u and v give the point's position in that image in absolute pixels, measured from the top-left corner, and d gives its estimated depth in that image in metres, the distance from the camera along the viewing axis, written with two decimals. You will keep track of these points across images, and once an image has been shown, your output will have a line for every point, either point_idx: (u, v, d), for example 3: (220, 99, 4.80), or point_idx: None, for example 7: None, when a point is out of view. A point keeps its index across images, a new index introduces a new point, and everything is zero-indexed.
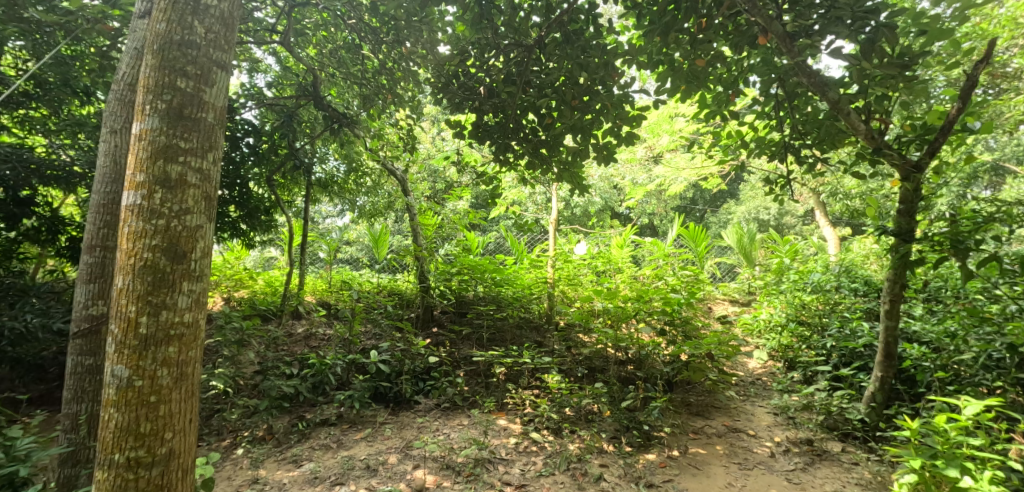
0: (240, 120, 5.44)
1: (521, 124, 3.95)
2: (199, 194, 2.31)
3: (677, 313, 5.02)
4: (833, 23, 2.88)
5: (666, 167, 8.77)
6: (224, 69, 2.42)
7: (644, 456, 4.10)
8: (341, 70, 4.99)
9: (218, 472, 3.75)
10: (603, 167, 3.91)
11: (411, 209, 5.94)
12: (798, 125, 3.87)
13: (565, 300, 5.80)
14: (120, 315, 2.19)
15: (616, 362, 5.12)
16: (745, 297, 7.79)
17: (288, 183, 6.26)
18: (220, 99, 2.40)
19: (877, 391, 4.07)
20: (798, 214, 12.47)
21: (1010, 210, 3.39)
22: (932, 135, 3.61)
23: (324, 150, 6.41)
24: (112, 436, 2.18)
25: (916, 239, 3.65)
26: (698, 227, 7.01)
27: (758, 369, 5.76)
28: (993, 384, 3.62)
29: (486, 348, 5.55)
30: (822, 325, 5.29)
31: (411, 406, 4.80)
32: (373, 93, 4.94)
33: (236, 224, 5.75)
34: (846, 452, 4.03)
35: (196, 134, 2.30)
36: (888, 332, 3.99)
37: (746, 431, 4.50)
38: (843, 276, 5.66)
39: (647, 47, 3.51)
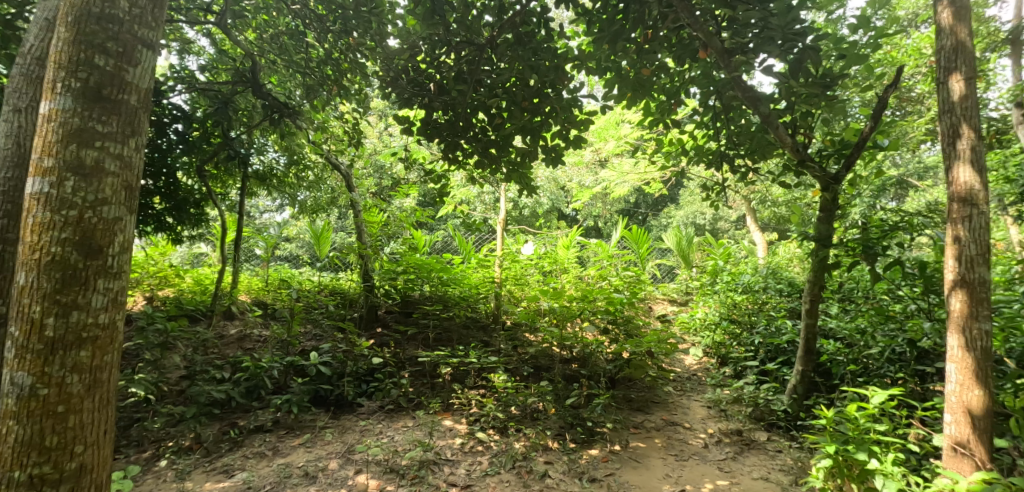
0: (168, 104, 4.95)
1: (471, 122, 3.95)
2: (119, 183, 2.11)
3: (619, 312, 5.21)
4: (766, 43, 3.13)
5: (612, 170, 9.07)
6: (152, 49, 2.24)
7: (588, 452, 4.18)
8: (282, 57, 4.66)
9: (137, 486, 3.41)
10: (552, 169, 4.04)
11: (353, 206, 5.65)
12: (733, 136, 4.16)
13: (511, 300, 5.89)
14: (21, 317, 1.96)
15: (561, 361, 5.28)
16: (683, 296, 8.21)
17: (221, 174, 5.88)
18: (146, 81, 2.21)
19: (798, 383, 4.46)
20: (731, 220, 13.30)
21: (912, 220, 3.79)
22: (848, 150, 3.96)
23: (262, 140, 6.01)
24: (9, 451, 1.94)
25: (833, 244, 4.04)
26: (640, 230, 7.31)
27: (694, 364, 6.12)
28: (896, 375, 4.00)
29: (432, 348, 5.51)
30: (751, 323, 5.69)
31: (354, 408, 4.65)
32: (318, 83, 4.73)
33: (161, 217, 5.27)
34: (771, 441, 4.32)
35: (117, 117, 2.11)
36: (809, 329, 4.36)
37: (682, 424, 4.74)
38: (771, 278, 6.11)
39: (596, 53, 3.66)
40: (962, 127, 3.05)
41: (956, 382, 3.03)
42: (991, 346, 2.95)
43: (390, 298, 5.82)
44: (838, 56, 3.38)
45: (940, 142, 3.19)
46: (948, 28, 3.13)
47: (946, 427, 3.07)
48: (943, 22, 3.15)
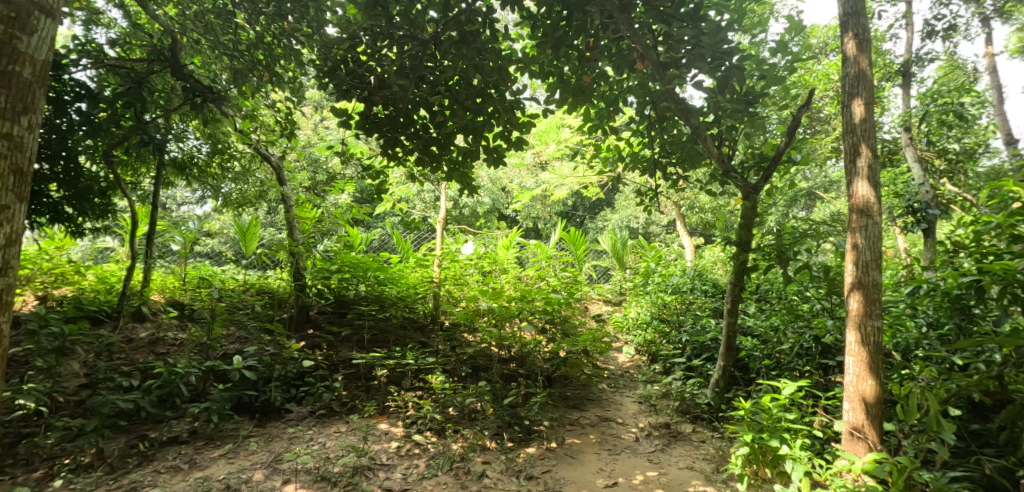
0: (69, 80, 4.35)
1: (412, 119, 3.88)
2: (9, 153, 2.49)
3: (556, 311, 5.29)
4: (697, 60, 3.47)
5: (553, 174, 9.42)
6: (50, 18, 2.63)
7: (525, 450, 4.24)
8: (206, 37, 4.32)
9: None
10: (494, 170, 3.95)
11: (286, 201, 5.49)
12: (665, 145, 4.43)
13: (450, 300, 5.69)
14: None
15: (499, 360, 5.31)
16: (617, 297, 8.52)
17: (132, 161, 5.22)
18: (41, 51, 2.59)
19: (721, 378, 4.76)
20: (662, 225, 13.93)
21: (819, 229, 4.19)
22: (767, 163, 4.31)
23: (180, 125, 5.46)
24: None
25: (751, 248, 4.43)
26: (577, 232, 7.49)
27: (626, 362, 6.38)
28: (803, 368, 4.38)
29: (368, 349, 5.34)
30: (679, 322, 6.03)
31: (282, 415, 4.41)
32: (246, 68, 4.41)
33: (59, 207, 4.62)
34: (695, 432, 4.60)
35: (10, 88, 2.49)
36: (730, 327, 4.70)
37: (615, 420, 4.92)
38: (697, 279, 6.47)
39: (540, 57, 3.78)
40: (861, 146, 3.43)
41: (853, 373, 3.38)
42: (882, 341, 3.33)
43: (324, 297, 5.60)
44: (761, 76, 3.73)
45: (844, 160, 3.56)
46: (853, 57, 3.49)
47: (844, 414, 3.41)
48: (849, 52, 3.52)
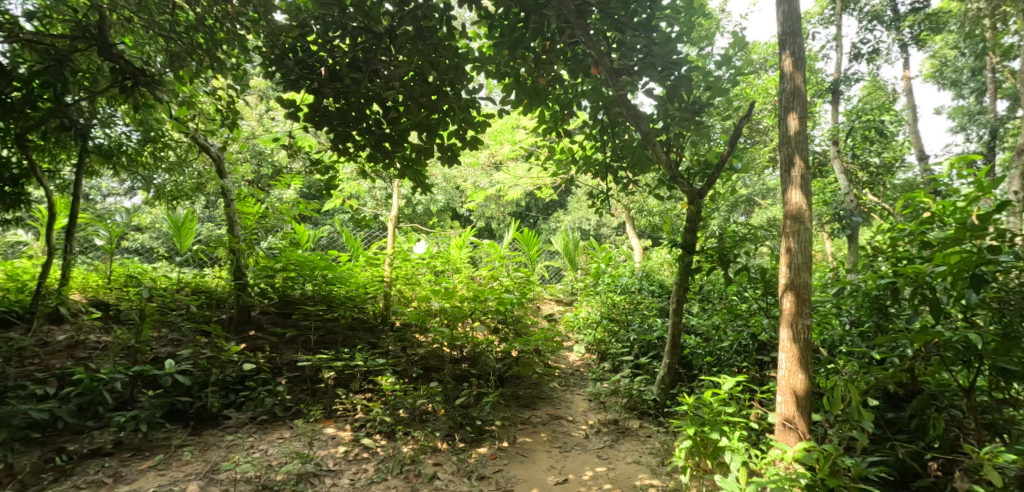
0: None
1: (365, 113, 3.69)
2: None
3: (509, 311, 5.42)
4: (648, 69, 3.75)
5: (508, 174, 9.56)
6: None
7: (477, 450, 4.30)
8: (141, 15, 3.90)
9: None
10: (448, 168, 3.91)
11: (227, 194, 5.18)
12: (617, 150, 4.66)
13: (401, 300, 5.69)
14: None
15: (451, 361, 5.36)
16: (568, 297, 8.68)
17: (50, 147, 4.79)
18: None
19: (667, 374, 4.96)
20: (612, 227, 14.31)
21: (757, 233, 4.51)
22: (711, 170, 4.61)
23: (108, 109, 5.03)
24: None
25: (696, 250, 4.68)
26: (531, 232, 7.63)
27: (577, 361, 6.53)
28: (742, 364, 4.64)
29: (314, 351, 5.20)
30: (627, 321, 6.25)
31: (219, 422, 4.27)
32: (184, 52, 4.06)
33: None
34: (642, 428, 4.76)
35: None
36: (676, 326, 4.90)
37: (566, 417, 5.02)
38: (644, 279, 6.67)
39: (496, 57, 3.77)
40: (794, 157, 3.66)
41: (786, 367, 3.57)
42: (811, 337, 3.55)
43: (266, 297, 5.33)
44: (707, 87, 4.15)
45: (779, 169, 3.78)
46: (790, 73, 3.71)
47: (777, 406, 3.59)
48: (785, 68, 3.75)
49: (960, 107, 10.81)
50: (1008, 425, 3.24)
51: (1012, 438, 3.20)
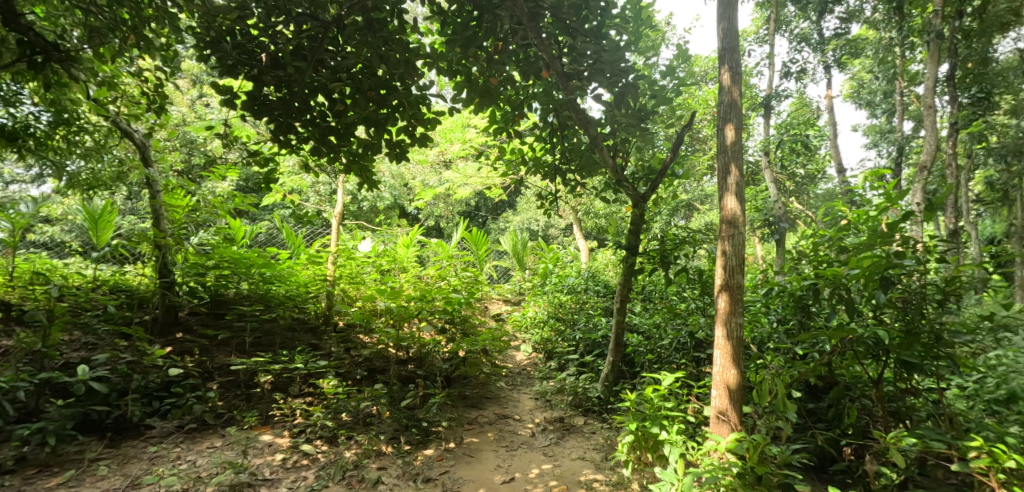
0: None
1: (309, 104, 3.59)
2: None
3: (456, 311, 5.46)
4: (598, 74, 3.98)
5: (457, 173, 9.47)
6: None
7: (423, 452, 4.37)
8: None
9: None
10: (396, 165, 3.92)
11: (150, 184, 4.76)
12: (565, 153, 4.88)
13: (345, 300, 5.65)
14: None
15: (397, 362, 5.38)
16: (516, 296, 8.76)
17: None
18: None
19: (611, 372, 5.10)
20: (560, 228, 14.53)
21: (695, 236, 4.81)
22: (654, 176, 4.86)
23: (13, 86, 4.55)
24: None
25: (639, 252, 4.92)
26: (479, 231, 7.53)
27: (524, 360, 6.66)
28: (680, 361, 4.88)
29: (249, 354, 5.03)
30: (573, 320, 6.43)
31: (141, 432, 4.09)
32: (106, 28, 3.70)
33: None
34: (586, 424, 4.92)
35: None
36: (619, 326, 5.07)
37: (512, 417, 5.17)
38: (590, 280, 6.85)
39: (448, 54, 3.94)
40: (731, 166, 3.85)
41: (720, 363, 3.72)
42: (743, 335, 3.70)
43: (196, 297, 5.14)
44: (653, 96, 4.57)
45: (716, 177, 3.96)
46: (729, 85, 3.92)
47: (712, 400, 3.74)
48: (724, 81, 3.95)
49: (873, 125, 11.81)
50: (910, 412, 3.59)
51: (913, 423, 3.56)
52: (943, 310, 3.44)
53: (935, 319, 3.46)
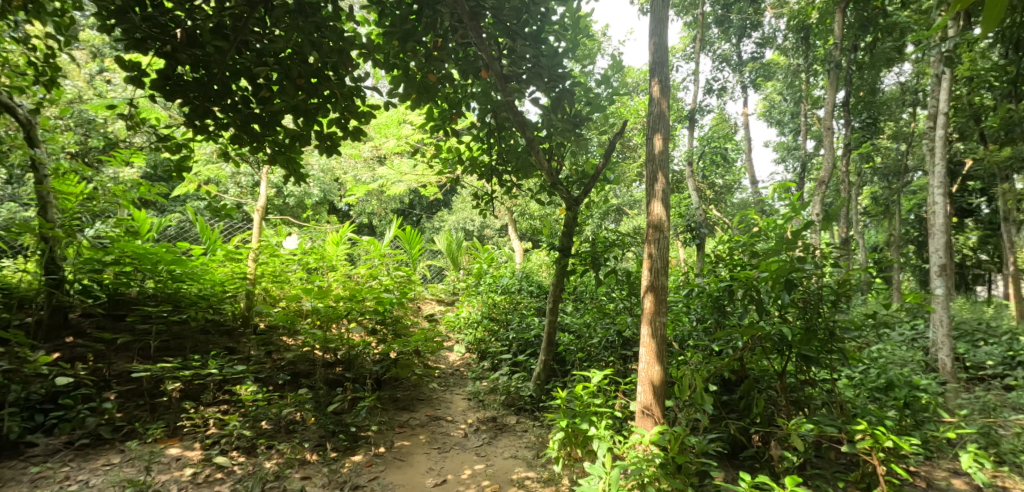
0: None
1: (231, 89, 3.38)
2: None
3: (388, 312, 5.33)
4: (537, 79, 4.33)
5: (390, 169, 9.22)
6: None
7: (350, 458, 4.32)
8: None
9: None
10: (326, 158, 3.82)
11: (38, 167, 4.13)
12: (502, 153, 5.03)
13: (267, 300, 5.34)
14: None
15: (323, 364, 5.16)
16: (450, 296, 8.71)
17: None
18: None
19: (542, 371, 5.30)
20: (495, 228, 14.56)
21: (625, 239, 5.07)
22: (586, 180, 5.19)
23: None
24: None
25: (570, 254, 5.10)
26: (413, 230, 7.35)
27: (457, 360, 6.66)
28: (608, 360, 5.09)
29: (154, 360, 4.62)
30: (507, 320, 6.51)
31: (22, 450, 3.67)
32: None
33: None
34: (519, 423, 5.04)
35: None
36: (551, 326, 5.26)
37: (445, 418, 5.19)
38: (524, 280, 6.97)
39: (386, 47, 3.91)
40: (658, 173, 4.06)
41: (645, 360, 3.89)
42: (667, 333, 3.89)
43: (91, 297, 4.64)
44: (588, 103, 4.92)
45: (644, 184, 4.16)
46: (659, 94, 4.12)
47: (638, 396, 3.90)
48: (654, 93, 4.14)
49: (783, 142, 13.22)
50: (807, 400, 4.00)
51: (810, 411, 3.96)
52: (836, 309, 3.84)
53: (829, 317, 3.84)
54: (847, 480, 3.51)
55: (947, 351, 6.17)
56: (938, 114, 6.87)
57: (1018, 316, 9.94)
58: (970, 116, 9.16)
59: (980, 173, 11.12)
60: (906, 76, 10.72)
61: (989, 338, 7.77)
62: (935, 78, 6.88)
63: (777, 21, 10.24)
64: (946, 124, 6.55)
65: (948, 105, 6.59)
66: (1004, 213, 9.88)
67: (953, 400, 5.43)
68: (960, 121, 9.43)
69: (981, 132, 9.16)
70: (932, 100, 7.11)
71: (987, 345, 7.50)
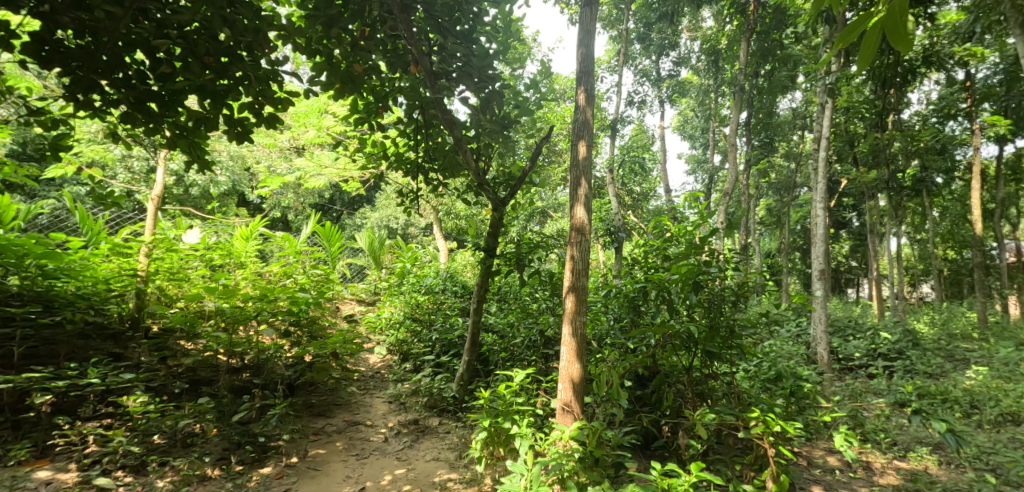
0: None
1: (123, 62, 3.04)
2: None
3: (303, 313, 5.12)
4: (467, 78, 4.32)
5: (308, 161, 8.76)
6: None
7: (258, 471, 4.04)
8: None
9: None
10: (237, 146, 3.54)
11: None
12: (429, 151, 4.94)
13: (162, 299, 4.85)
14: None
15: (228, 370, 4.79)
16: (371, 296, 8.44)
17: None
18: None
19: (466, 372, 5.25)
20: (420, 227, 14.27)
21: (549, 241, 5.18)
22: (513, 181, 5.23)
23: None
24: None
25: (496, 254, 5.11)
26: (333, 226, 7.03)
27: (377, 362, 6.49)
28: (531, 358, 5.16)
29: (19, 369, 4.03)
30: (430, 320, 6.40)
31: None
32: None
33: None
34: (442, 425, 4.98)
35: None
36: (475, 326, 5.24)
37: (363, 423, 5.00)
38: (448, 280, 6.86)
39: (307, 30, 3.69)
40: (581, 179, 4.17)
41: (565, 359, 3.96)
42: (586, 332, 4.00)
43: None
44: (516, 106, 4.97)
45: (568, 188, 4.26)
46: (584, 101, 4.24)
47: (558, 393, 3.96)
48: (580, 101, 4.26)
49: (694, 154, 14.24)
50: (711, 393, 4.29)
51: (713, 402, 4.26)
52: (736, 309, 4.17)
53: (730, 316, 4.17)
54: (745, 463, 3.82)
55: (824, 345, 6.92)
56: (820, 139, 7.69)
57: (877, 314, 11.39)
58: (844, 141, 10.37)
59: (852, 190, 12.56)
60: (797, 102, 11.90)
61: (857, 333, 8.80)
62: (820, 107, 7.67)
63: (692, 42, 11.02)
64: (827, 147, 7.28)
65: (830, 130, 7.28)
66: (869, 226, 11.18)
67: (831, 389, 6.14)
68: (837, 145, 10.61)
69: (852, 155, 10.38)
70: (816, 125, 7.87)
71: (855, 339, 8.52)
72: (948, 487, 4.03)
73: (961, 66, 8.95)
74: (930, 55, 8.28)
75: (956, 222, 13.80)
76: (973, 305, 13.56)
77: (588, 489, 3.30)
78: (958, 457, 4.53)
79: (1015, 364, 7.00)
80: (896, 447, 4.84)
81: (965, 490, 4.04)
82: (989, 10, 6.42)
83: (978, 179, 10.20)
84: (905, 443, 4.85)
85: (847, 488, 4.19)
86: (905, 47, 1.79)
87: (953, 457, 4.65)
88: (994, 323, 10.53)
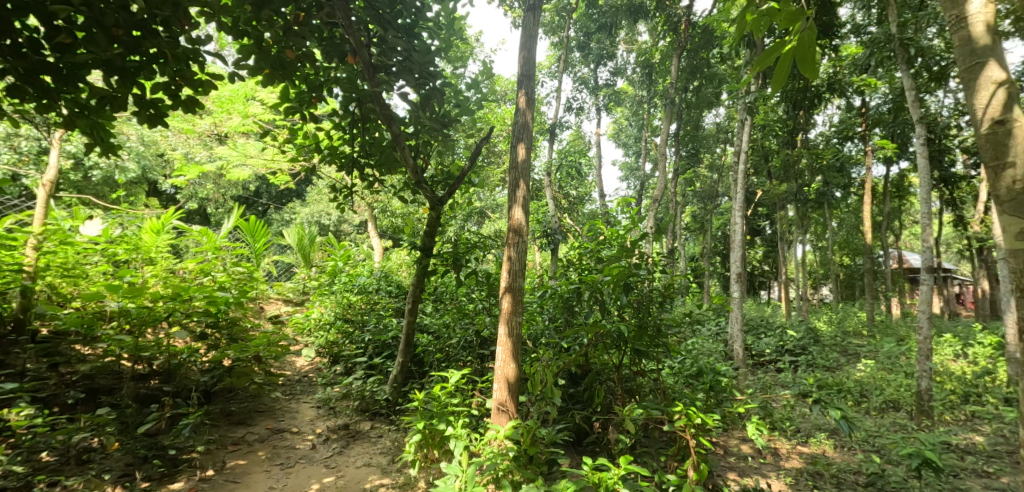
0: None
1: (13, 26, 2.72)
2: None
3: (222, 313, 4.83)
4: (406, 73, 4.23)
5: (231, 150, 8.25)
6: None
7: (168, 487, 3.74)
8: None
9: None
10: (148, 129, 3.27)
11: None
12: (365, 146, 4.78)
13: (54, 299, 4.38)
14: None
15: (136, 377, 4.43)
16: (299, 296, 8.16)
17: None
18: None
19: (399, 374, 5.13)
20: (353, 224, 13.85)
21: (485, 242, 5.16)
22: (451, 180, 5.16)
23: None
24: None
25: (432, 254, 5.03)
26: (258, 222, 6.67)
27: (305, 365, 6.25)
28: (466, 359, 5.12)
29: None
30: (362, 321, 6.20)
31: None
32: None
33: None
34: (373, 429, 4.83)
35: None
36: (410, 327, 5.12)
37: (289, 430, 4.77)
38: (382, 279, 6.65)
39: (235, 9, 3.47)
40: (519, 180, 4.18)
41: (500, 359, 3.95)
42: (521, 332, 4.01)
43: None
44: (457, 105, 4.91)
45: (507, 190, 4.25)
46: (525, 103, 4.25)
47: (492, 393, 3.94)
48: (520, 103, 4.27)
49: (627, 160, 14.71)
50: (639, 389, 4.42)
51: (641, 398, 4.40)
52: (662, 309, 4.34)
53: (658, 315, 4.33)
54: (669, 455, 3.98)
55: (740, 343, 7.35)
56: (739, 153, 8.16)
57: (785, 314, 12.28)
58: (760, 155, 11.08)
59: (766, 200, 13.42)
60: (721, 117, 12.60)
61: (767, 332, 9.43)
62: (740, 123, 8.12)
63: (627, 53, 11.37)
64: (746, 160, 7.74)
65: (747, 145, 7.74)
66: (779, 233, 12.00)
67: (745, 384, 6.53)
68: (754, 157, 11.30)
69: (766, 168, 11.11)
70: (737, 140, 8.32)
71: (766, 337, 9.12)
72: (841, 468, 4.39)
73: (859, 92, 9.82)
74: (833, 83, 8.94)
75: (853, 231, 15.12)
76: (864, 306, 14.94)
77: (521, 487, 3.31)
78: (850, 440, 4.97)
79: (897, 357, 7.78)
80: (799, 434, 5.23)
81: (856, 470, 4.42)
82: (882, 46, 7.01)
83: (871, 195, 11.10)
84: (807, 430, 5.24)
85: (758, 474, 4.46)
86: (810, 74, 1.98)
87: (846, 441, 5.08)
88: (882, 322, 11.62)
